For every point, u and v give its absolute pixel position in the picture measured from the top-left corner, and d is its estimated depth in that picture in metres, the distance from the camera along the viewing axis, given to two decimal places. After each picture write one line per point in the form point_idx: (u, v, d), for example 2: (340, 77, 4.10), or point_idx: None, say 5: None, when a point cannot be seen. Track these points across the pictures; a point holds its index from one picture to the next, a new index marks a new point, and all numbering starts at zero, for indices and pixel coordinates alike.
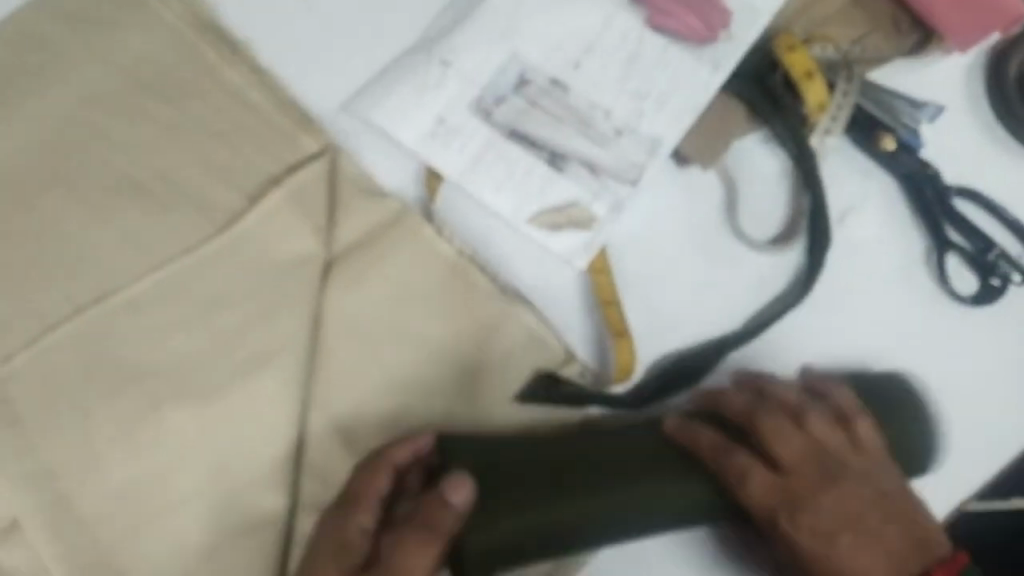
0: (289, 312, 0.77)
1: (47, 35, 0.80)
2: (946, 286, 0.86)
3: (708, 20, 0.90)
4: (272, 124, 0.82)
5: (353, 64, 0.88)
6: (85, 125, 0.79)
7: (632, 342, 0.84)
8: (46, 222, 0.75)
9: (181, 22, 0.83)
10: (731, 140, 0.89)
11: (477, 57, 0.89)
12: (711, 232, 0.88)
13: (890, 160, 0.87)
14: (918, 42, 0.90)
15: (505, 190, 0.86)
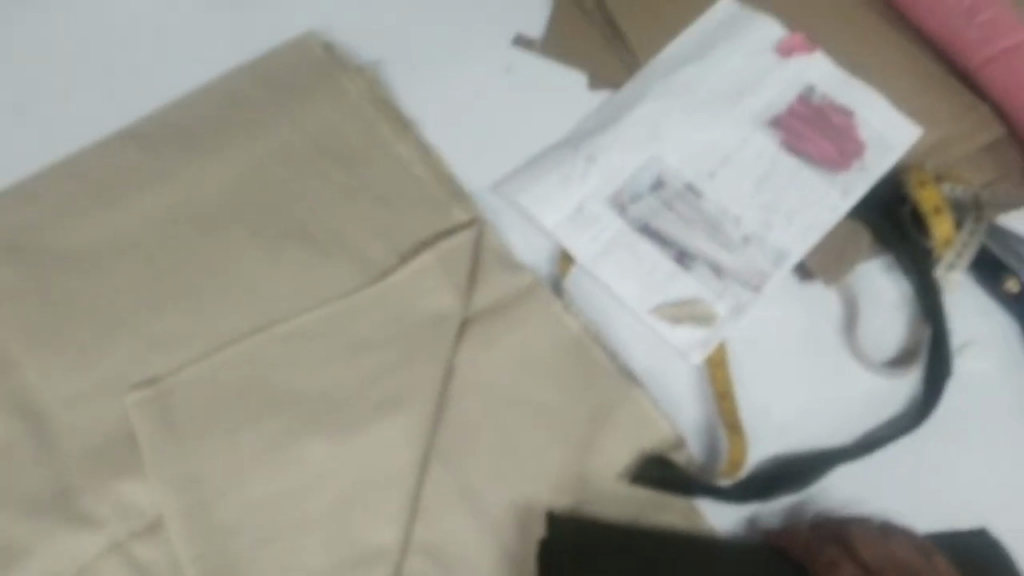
0: (425, 360, 0.84)
1: (255, 103, 0.97)
2: None
3: (842, 148, 0.95)
4: (429, 198, 0.94)
5: (506, 151, 0.98)
6: (276, 180, 0.94)
7: (745, 438, 0.85)
8: (232, 257, 0.90)
9: (363, 102, 0.98)
10: (856, 262, 0.91)
11: (621, 157, 0.95)
12: (828, 347, 0.89)
13: (1014, 301, 0.88)
14: None
15: (630, 280, 0.90)
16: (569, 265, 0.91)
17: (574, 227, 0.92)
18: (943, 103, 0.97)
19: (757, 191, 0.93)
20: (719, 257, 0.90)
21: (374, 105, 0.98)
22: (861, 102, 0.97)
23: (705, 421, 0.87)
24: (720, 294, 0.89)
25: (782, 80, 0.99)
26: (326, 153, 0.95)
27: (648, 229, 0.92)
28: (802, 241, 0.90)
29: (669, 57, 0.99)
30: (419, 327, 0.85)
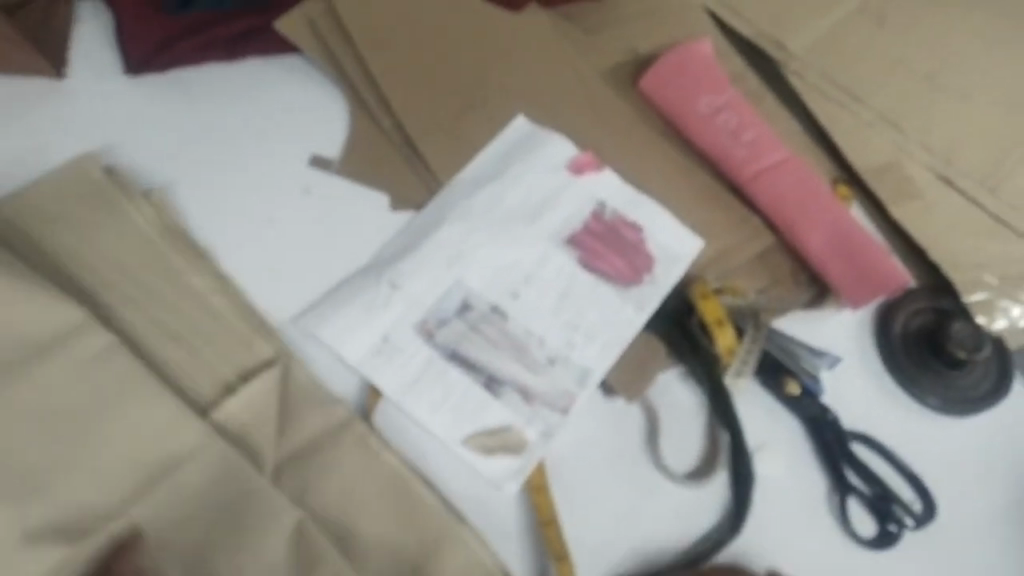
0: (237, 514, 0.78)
1: (22, 235, 0.88)
2: (847, 527, 0.91)
3: (634, 263, 1.00)
4: (229, 330, 0.88)
5: (308, 278, 0.94)
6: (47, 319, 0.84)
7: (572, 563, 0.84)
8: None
9: (147, 226, 0.90)
10: (653, 375, 0.94)
11: (423, 282, 0.94)
12: (635, 462, 0.91)
13: (796, 402, 0.94)
14: (813, 297, 1.03)
15: (440, 412, 0.88)
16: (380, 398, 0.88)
17: (385, 357, 0.89)
18: (720, 216, 1.05)
19: (559, 310, 0.95)
20: (527, 380, 0.91)
21: (162, 231, 0.91)
22: (647, 215, 1.03)
23: (534, 549, 0.86)
24: (534, 416, 0.89)
25: (575, 198, 1.03)
26: (108, 290, 0.87)
27: (457, 356, 0.91)
28: (603, 359, 0.93)
29: (467, 180, 1.01)
30: (232, 477, 0.79)
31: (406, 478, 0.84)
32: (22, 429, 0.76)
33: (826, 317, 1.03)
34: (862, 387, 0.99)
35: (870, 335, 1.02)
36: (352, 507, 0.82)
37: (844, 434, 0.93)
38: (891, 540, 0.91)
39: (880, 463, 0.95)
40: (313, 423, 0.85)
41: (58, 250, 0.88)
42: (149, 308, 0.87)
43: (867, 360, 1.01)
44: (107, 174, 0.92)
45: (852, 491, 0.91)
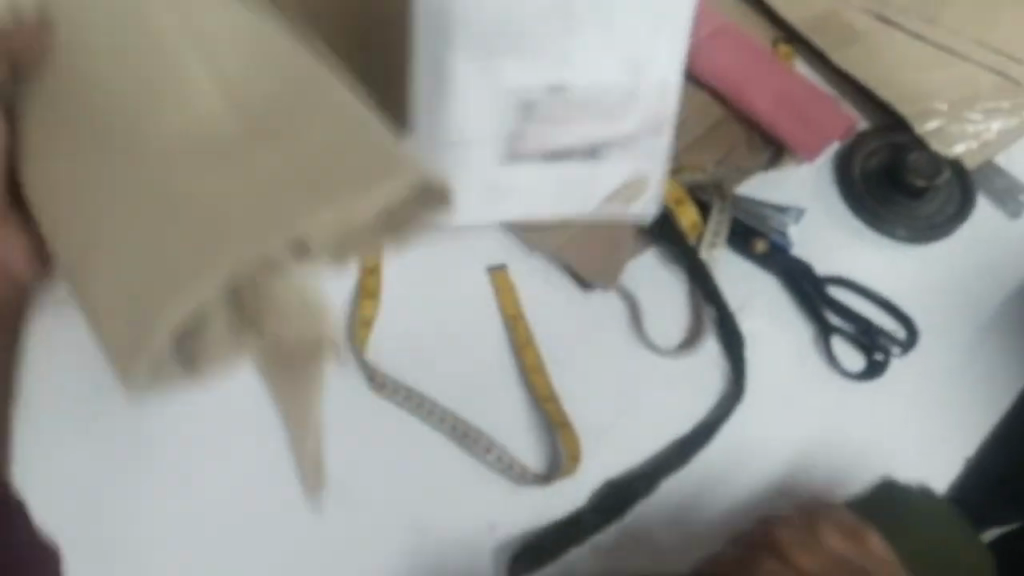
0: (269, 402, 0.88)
1: None
2: (835, 365, 0.94)
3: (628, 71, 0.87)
4: None
5: None
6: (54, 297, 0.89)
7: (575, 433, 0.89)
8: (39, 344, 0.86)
9: None
10: (626, 261, 0.96)
11: (479, 112, 0.84)
12: (623, 347, 0.93)
13: (767, 260, 0.97)
14: (773, 155, 1.02)
15: (561, 200, 0.92)
16: (366, 330, 0.91)
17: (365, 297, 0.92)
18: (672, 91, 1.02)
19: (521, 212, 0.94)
20: (501, 299, 0.94)
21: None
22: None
23: (541, 441, 0.89)
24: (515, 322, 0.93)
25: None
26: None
27: (511, 200, 0.92)
28: (561, 257, 0.95)
29: None
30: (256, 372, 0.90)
31: (400, 412, 0.88)
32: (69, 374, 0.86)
33: (787, 174, 1.03)
34: (830, 235, 1.01)
35: (834, 182, 1.03)
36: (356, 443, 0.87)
37: (819, 280, 0.97)
38: (879, 370, 0.95)
39: (859, 300, 0.98)
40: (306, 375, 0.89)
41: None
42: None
43: (833, 206, 1.02)
44: None
45: (835, 331, 0.95)
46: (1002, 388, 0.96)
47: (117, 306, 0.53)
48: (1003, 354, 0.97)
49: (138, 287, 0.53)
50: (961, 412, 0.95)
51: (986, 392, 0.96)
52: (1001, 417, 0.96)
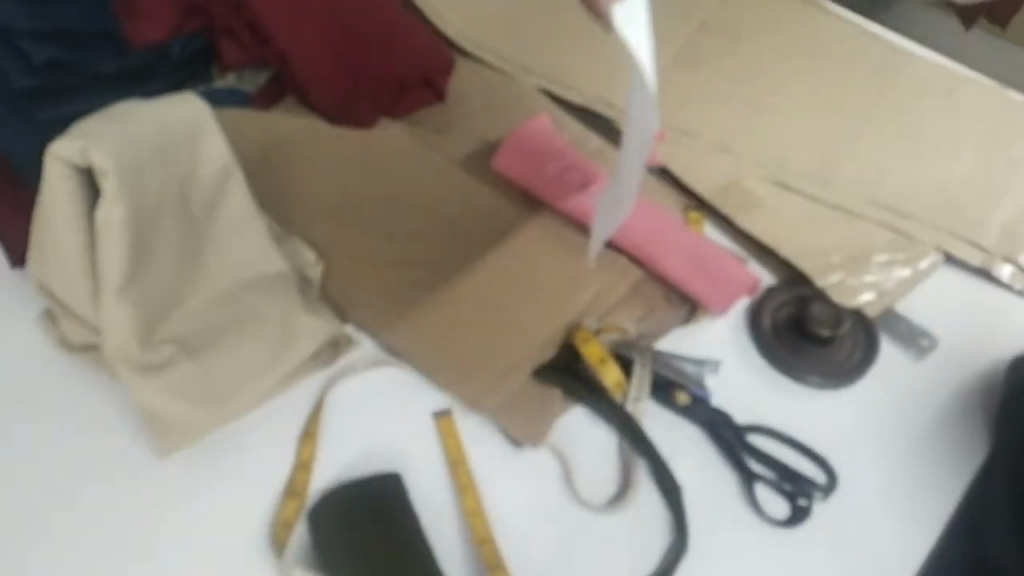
0: (235, 385, 0.97)
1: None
2: (760, 513, 0.98)
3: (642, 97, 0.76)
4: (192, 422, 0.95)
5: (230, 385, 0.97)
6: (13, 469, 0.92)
7: None
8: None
9: (73, 386, 0.98)
10: (554, 418, 1.01)
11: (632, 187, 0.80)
12: (557, 504, 0.96)
13: (689, 411, 1.02)
14: (689, 311, 1.10)
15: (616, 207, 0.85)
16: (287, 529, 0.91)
17: (296, 484, 0.94)
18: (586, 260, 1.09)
19: (454, 384, 1.01)
20: (444, 443, 0.99)
21: (80, 412, 0.96)
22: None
23: None
24: (449, 483, 0.96)
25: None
26: (35, 482, 0.92)
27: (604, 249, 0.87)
28: (492, 419, 1.00)
29: (346, 289, 1.06)
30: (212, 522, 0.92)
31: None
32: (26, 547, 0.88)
33: (701, 333, 1.10)
34: (747, 385, 1.07)
35: (747, 336, 1.11)
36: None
37: (739, 430, 1.02)
38: (802, 515, 0.99)
39: (778, 446, 1.03)
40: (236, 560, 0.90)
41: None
42: (76, 488, 0.92)
43: (748, 356, 1.09)
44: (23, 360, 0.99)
45: (758, 479, 1.00)
46: (920, 528, 1.01)
47: (135, 326, 0.93)
48: (916, 496, 1.03)
49: (158, 310, 0.96)
50: (886, 555, 0.98)
51: (906, 533, 1.00)
52: (923, 558, 0.99)
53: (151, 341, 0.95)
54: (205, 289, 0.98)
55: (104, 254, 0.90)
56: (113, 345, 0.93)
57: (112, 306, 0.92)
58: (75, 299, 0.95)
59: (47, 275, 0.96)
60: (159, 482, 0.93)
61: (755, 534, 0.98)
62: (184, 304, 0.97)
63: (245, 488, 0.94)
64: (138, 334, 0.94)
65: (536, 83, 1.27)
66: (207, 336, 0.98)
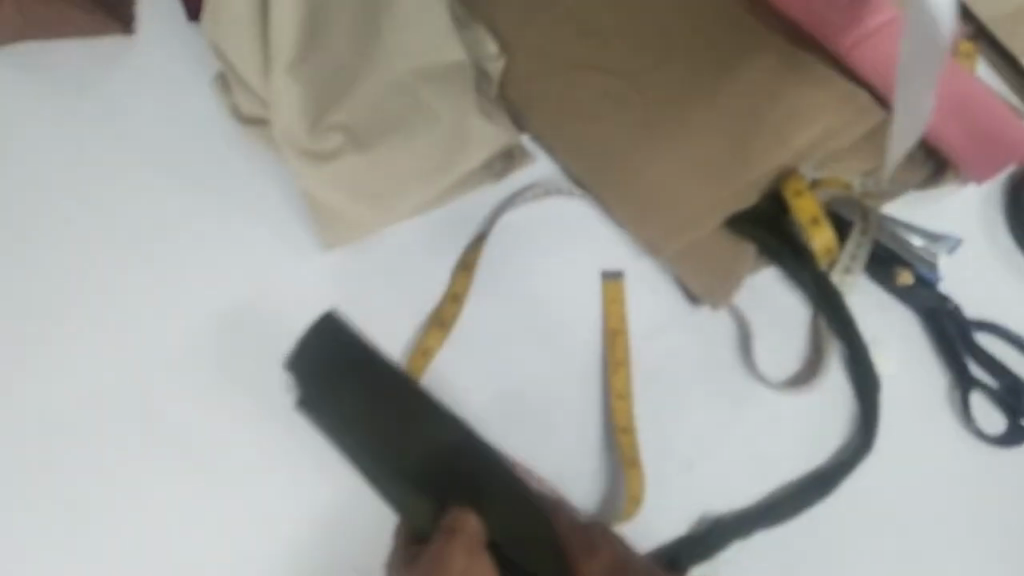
0: (403, 188, 0.88)
1: (137, 173, 0.91)
2: (969, 424, 0.84)
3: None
4: (352, 218, 0.88)
5: (390, 184, 0.87)
6: (169, 235, 0.90)
7: (643, 470, 0.82)
8: (149, 289, 0.88)
9: (235, 159, 0.93)
10: (743, 277, 0.88)
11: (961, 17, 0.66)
12: (728, 373, 0.86)
13: (908, 294, 0.86)
14: (933, 171, 0.88)
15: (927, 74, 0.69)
16: (424, 361, 0.85)
17: (451, 298, 0.87)
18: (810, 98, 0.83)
19: (633, 220, 0.88)
20: (607, 310, 0.87)
21: (241, 192, 0.92)
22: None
23: (610, 468, 0.83)
24: (612, 330, 0.86)
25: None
26: (192, 259, 0.89)
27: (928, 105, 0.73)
28: (670, 270, 0.88)
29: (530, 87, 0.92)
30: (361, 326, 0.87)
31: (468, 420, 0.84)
32: (177, 317, 0.87)
33: (943, 201, 0.90)
34: (989, 272, 0.88)
35: (1000, 214, 0.90)
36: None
37: (966, 326, 0.85)
38: (1020, 436, 0.84)
39: (1009, 350, 0.86)
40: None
41: (138, 221, 0.90)
42: (230, 270, 0.89)
43: (997, 238, 0.90)
44: (189, 123, 0.94)
45: (977, 386, 0.84)
46: None
47: (304, 104, 0.85)
48: None
49: (329, 91, 0.86)
50: None
51: None
52: None
53: (319, 126, 0.85)
54: (378, 75, 0.87)
55: (276, 18, 0.83)
56: (279, 124, 0.85)
57: (281, 78, 0.84)
58: (246, 69, 0.87)
59: (217, 31, 0.87)
60: (310, 278, 0.89)
61: (955, 447, 0.84)
62: (355, 87, 0.86)
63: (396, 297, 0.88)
64: (306, 115, 0.85)
65: None
66: (378, 127, 0.87)
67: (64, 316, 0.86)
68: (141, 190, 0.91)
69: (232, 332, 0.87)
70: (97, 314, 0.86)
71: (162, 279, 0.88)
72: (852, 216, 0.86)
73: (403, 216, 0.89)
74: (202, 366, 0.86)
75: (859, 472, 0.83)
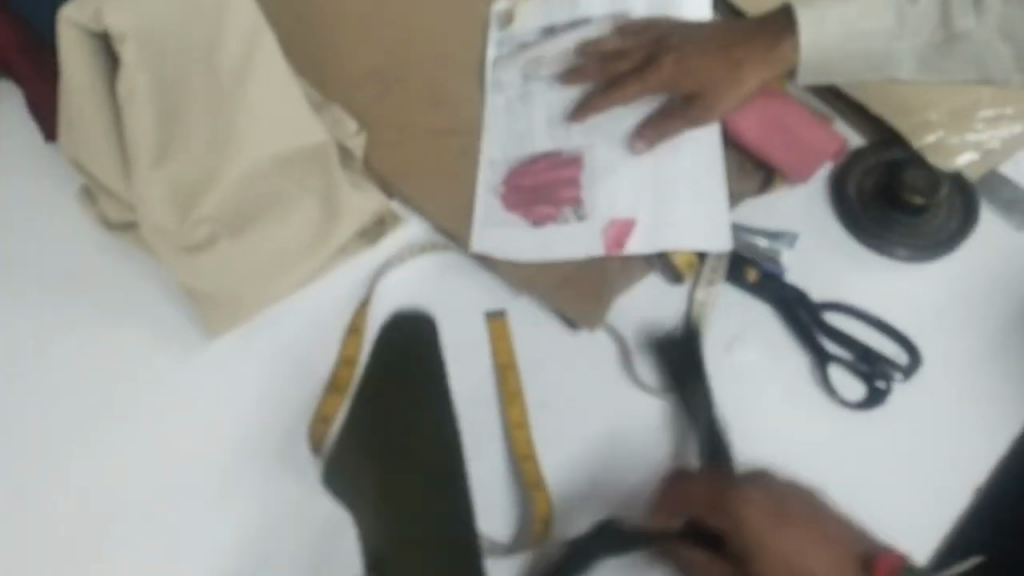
0: (278, 269, 0.92)
1: (14, 290, 0.93)
2: (834, 397, 0.91)
3: (562, 193, 0.99)
4: (229, 297, 0.91)
5: (269, 266, 0.92)
6: (54, 344, 0.90)
7: (549, 493, 0.86)
8: (39, 400, 0.88)
9: (111, 261, 0.95)
10: (612, 299, 0.94)
11: (622, 197, 0.98)
12: (614, 386, 0.91)
13: (758, 288, 0.95)
14: (764, 179, 1.00)
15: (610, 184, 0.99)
16: (327, 425, 0.87)
17: (344, 363, 0.90)
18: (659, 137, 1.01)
19: (505, 263, 0.95)
20: (495, 347, 0.92)
21: (121, 297, 0.93)
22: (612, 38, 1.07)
23: (519, 496, 0.86)
24: (500, 365, 0.91)
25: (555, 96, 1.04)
26: (78, 367, 0.90)
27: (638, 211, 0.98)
28: (547, 301, 0.94)
29: (392, 161, 1.01)
30: (259, 403, 0.89)
31: None
32: (71, 421, 0.87)
33: (779, 202, 1.00)
34: (827, 259, 0.98)
35: (828, 205, 1.00)
36: (322, 530, 0.85)
37: (813, 308, 0.94)
38: (880, 398, 0.92)
39: (857, 324, 0.95)
40: (268, 458, 0.87)
41: (17, 340, 0.90)
42: (117, 376, 0.90)
43: (828, 227, 0.99)
44: (62, 235, 0.96)
45: (833, 359, 0.92)
46: (1011, 416, 0.92)
47: (170, 200, 0.87)
48: (1011, 380, 0.94)
49: (190, 188, 0.88)
50: (967, 449, 0.91)
51: (997, 420, 0.92)
52: (1014, 444, 0.92)
53: (187, 223, 0.88)
54: (237, 164, 0.88)
55: (131, 126, 0.84)
56: (150, 225, 0.87)
57: (143, 182, 0.86)
58: (108, 177, 0.89)
59: (76, 145, 0.89)
60: (199, 371, 0.91)
61: (828, 420, 0.91)
62: (216, 181, 0.88)
63: (291, 370, 0.91)
64: (175, 211, 0.88)
65: None
66: (245, 213, 0.91)
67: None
68: (20, 306, 0.92)
69: (121, 437, 0.87)
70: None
71: (44, 394, 0.88)
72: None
73: (285, 291, 0.93)
74: (92, 477, 0.85)
75: (743, 460, 0.89)
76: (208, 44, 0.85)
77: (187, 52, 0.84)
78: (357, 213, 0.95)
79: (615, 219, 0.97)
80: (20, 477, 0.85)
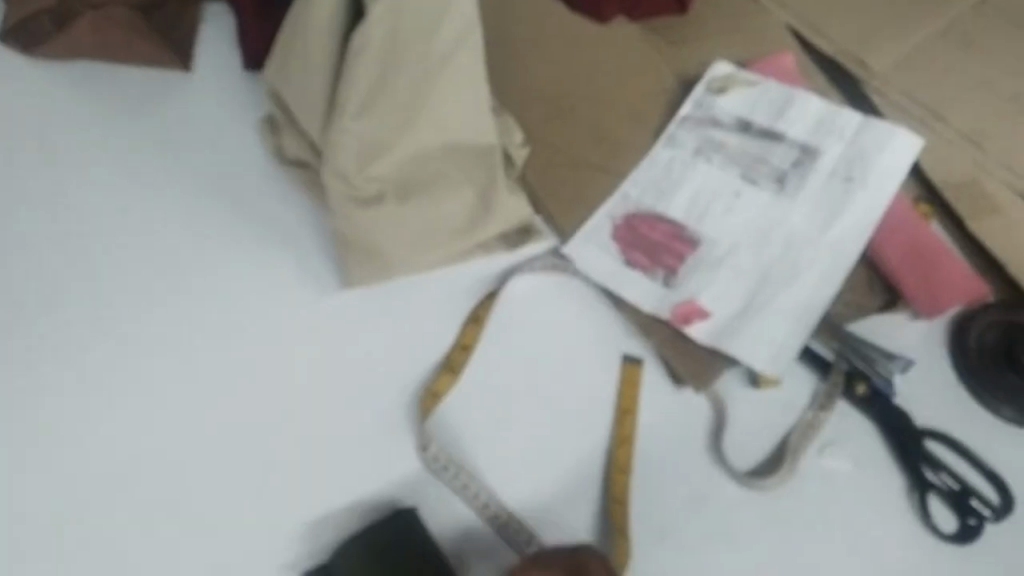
0: (424, 246, 0.96)
1: (183, 195, 0.99)
2: (928, 521, 0.91)
3: (665, 258, 1.02)
4: (372, 255, 0.95)
5: (418, 239, 0.96)
6: (206, 252, 0.97)
7: (629, 538, 0.87)
8: (179, 299, 0.94)
9: (274, 191, 1.00)
10: (719, 372, 0.96)
11: (725, 283, 1.00)
12: (705, 448, 0.92)
13: (867, 404, 0.95)
14: (885, 304, 1.02)
15: (724, 266, 1.01)
16: (434, 402, 0.90)
17: (459, 348, 0.94)
18: None
19: (628, 304, 0.98)
20: (622, 392, 0.94)
21: (277, 226, 0.99)
22: (795, 150, 1.09)
23: (596, 521, 0.88)
24: (599, 396, 0.94)
25: (711, 169, 1.08)
26: (221, 280, 0.95)
27: (734, 294, 1.00)
28: (658, 351, 0.96)
29: (550, 179, 1.05)
30: (369, 358, 0.93)
31: (455, 470, 0.88)
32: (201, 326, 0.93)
33: (898, 326, 1.02)
34: (936, 394, 0.98)
35: (946, 346, 1.01)
36: (401, 491, 0.87)
37: (918, 432, 0.94)
38: (971, 534, 0.91)
39: (957, 459, 0.95)
40: (371, 411, 0.90)
41: (176, 240, 0.97)
42: (243, 295, 0.95)
43: (942, 367, 1.00)
44: (235, 155, 1.02)
45: (932, 487, 0.92)
46: None
47: (357, 154, 0.92)
48: None
49: (374, 147, 0.93)
50: None
51: None
52: None
53: (362, 176, 0.93)
54: (420, 140, 0.94)
55: (352, 77, 0.90)
56: (331, 171, 0.92)
57: (342, 127, 0.91)
58: (304, 115, 0.95)
59: (287, 81, 0.96)
60: (328, 313, 0.95)
61: (911, 546, 0.90)
62: (398, 148, 0.93)
63: (406, 337, 0.94)
64: (356, 164, 0.92)
65: (788, 24, 1.22)
66: (411, 185, 0.96)
67: (84, 321, 0.92)
68: (186, 210, 0.99)
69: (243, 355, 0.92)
70: (102, 319, 0.92)
71: (184, 296, 0.94)
72: (819, 342, 0.98)
73: (420, 268, 0.97)
74: (207, 381, 0.90)
75: (816, 556, 0.89)
76: (434, 20, 0.91)
77: (423, 26, 0.90)
78: (509, 218, 0.99)
79: (695, 298, 0.99)
80: (146, 363, 0.91)
